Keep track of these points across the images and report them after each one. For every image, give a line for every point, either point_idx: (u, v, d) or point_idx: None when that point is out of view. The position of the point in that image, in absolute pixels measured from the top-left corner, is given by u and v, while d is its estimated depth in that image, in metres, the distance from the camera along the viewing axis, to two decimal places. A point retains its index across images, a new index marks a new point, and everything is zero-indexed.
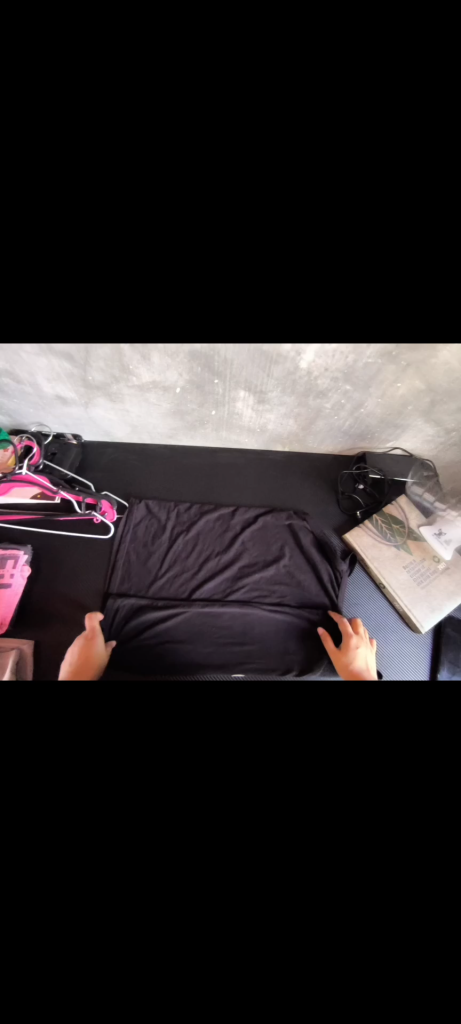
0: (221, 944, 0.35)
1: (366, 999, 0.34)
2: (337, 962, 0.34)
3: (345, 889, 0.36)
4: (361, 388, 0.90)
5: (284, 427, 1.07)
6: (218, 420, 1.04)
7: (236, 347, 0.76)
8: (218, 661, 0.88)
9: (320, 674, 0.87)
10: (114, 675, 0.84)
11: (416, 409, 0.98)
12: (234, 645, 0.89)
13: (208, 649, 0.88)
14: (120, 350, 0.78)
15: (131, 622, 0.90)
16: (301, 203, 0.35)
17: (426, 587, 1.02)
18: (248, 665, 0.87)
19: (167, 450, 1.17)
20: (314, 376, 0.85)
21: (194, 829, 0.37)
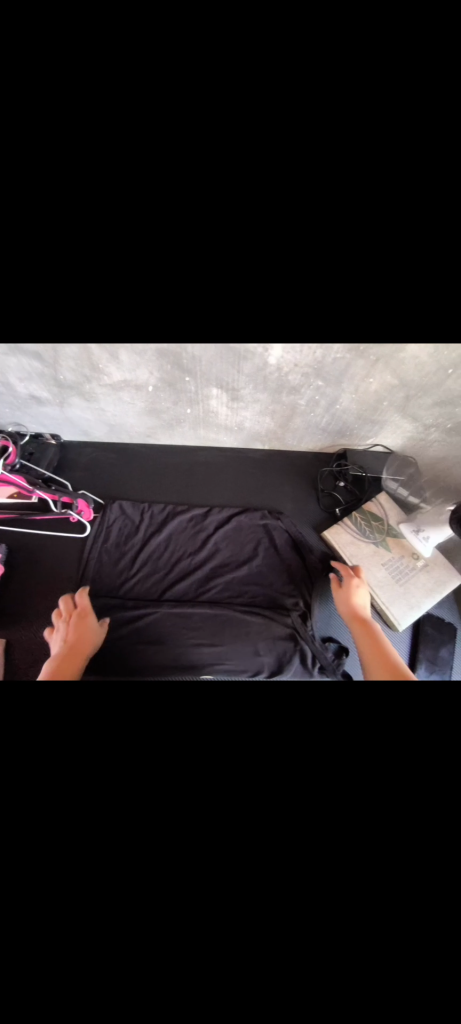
0: None
1: None
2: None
3: None
4: (334, 383, 0.89)
5: (262, 425, 1.07)
6: (194, 418, 1.04)
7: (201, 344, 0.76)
8: (186, 660, 0.87)
9: (290, 674, 0.87)
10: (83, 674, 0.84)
11: (392, 405, 0.97)
12: (204, 645, 0.89)
13: (178, 649, 0.88)
14: (88, 349, 0.78)
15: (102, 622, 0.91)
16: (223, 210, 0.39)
17: (404, 585, 1.01)
18: (217, 665, 0.87)
19: (145, 449, 1.17)
20: (285, 373, 0.85)
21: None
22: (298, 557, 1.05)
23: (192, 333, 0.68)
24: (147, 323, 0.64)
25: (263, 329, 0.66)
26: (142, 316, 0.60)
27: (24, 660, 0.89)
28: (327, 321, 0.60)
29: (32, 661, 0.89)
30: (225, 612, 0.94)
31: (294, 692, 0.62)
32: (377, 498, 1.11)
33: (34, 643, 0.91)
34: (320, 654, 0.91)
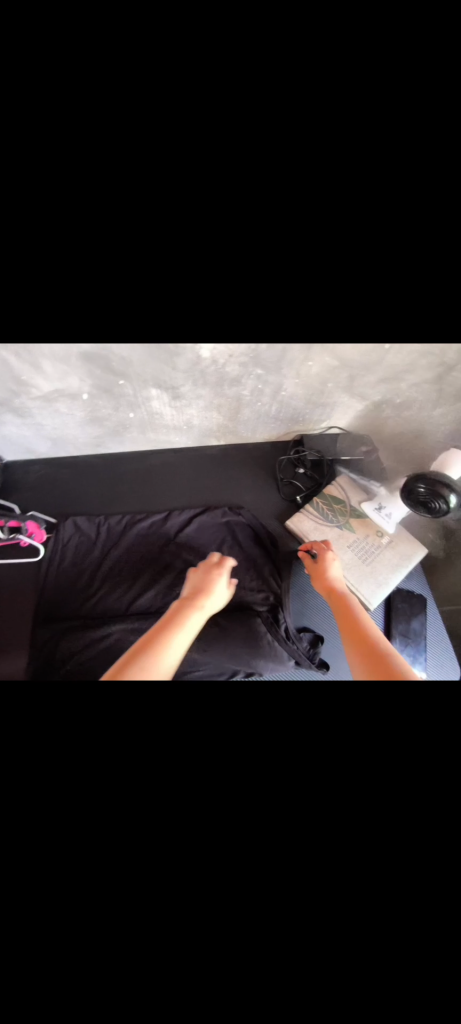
0: None
1: None
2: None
3: None
4: (274, 370, 0.87)
5: (210, 421, 1.05)
6: (140, 422, 1.00)
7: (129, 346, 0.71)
8: None
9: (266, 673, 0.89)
10: (51, 674, 0.84)
11: (337, 386, 0.96)
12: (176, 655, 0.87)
13: None
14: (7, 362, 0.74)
15: (63, 646, 0.86)
16: (87, 220, 0.41)
17: (371, 562, 1.01)
18: (193, 671, 0.88)
19: (96, 460, 1.12)
20: (222, 366, 0.83)
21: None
22: (264, 556, 1.02)
23: (107, 330, 0.64)
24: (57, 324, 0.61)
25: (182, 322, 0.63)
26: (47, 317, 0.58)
27: None
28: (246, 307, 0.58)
29: None
30: None
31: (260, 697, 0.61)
32: (337, 480, 1.12)
33: None
34: (295, 650, 0.91)
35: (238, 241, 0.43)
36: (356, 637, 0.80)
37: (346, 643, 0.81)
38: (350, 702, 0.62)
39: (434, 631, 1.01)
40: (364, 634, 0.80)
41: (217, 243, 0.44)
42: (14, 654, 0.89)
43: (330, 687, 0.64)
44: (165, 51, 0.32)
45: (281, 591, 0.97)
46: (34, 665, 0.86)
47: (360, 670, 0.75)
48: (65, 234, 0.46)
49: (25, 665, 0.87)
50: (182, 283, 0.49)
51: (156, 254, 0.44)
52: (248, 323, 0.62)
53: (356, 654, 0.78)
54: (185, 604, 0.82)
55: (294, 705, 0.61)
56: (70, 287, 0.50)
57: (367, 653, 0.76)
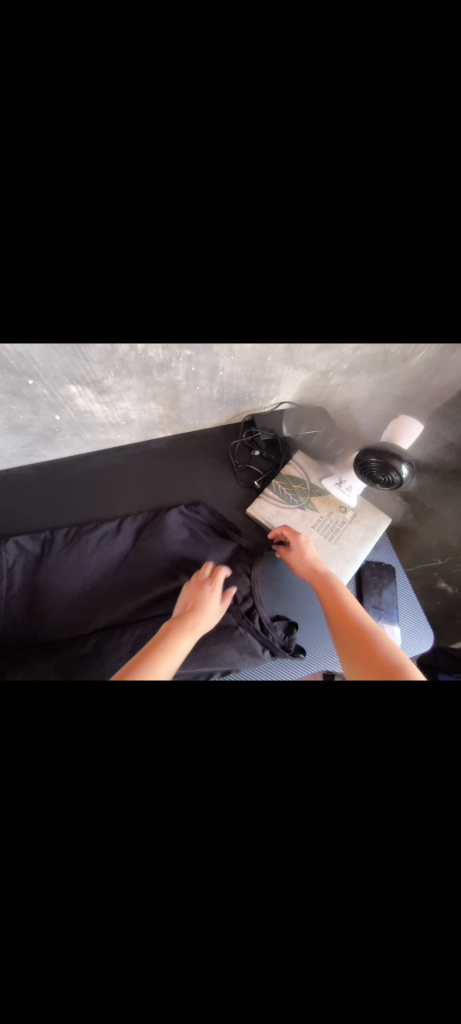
0: (95, 988, 0.39)
1: (222, 991, 0.40)
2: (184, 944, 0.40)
3: (188, 904, 0.41)
4: (204, 350, 0.79)
5: (150, 414, 0.96)
6: (70, 423, 0.90)
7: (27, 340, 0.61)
8: None
9: (241, 667, 0.87)
10: (11, 676, 0.78)
11: (278, 359, 0.89)
12: None
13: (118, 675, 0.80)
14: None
15: (19, 671, 0.79)
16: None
17: (338, 540, 0.98)
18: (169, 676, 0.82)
19: (32, 470, 1.02)
20: (146, 353, 0.74)
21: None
22: (228, 548, 0.97)
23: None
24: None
25: (73, 331, 0.55)
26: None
27: None
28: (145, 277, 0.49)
29: None
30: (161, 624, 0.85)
31: (225, 701, 0.57)
32: (294, 459, 1.06)
33: None
34: (269, 639, 0.88)
35: (103, 194, 0.35)
36: (343, 623, 0.77)
37: (334, 631, 0.78)
38: (322, 695, 0.59)
39: (404, 602, 1.02)
40: (351, 618, 0.78)
41: (79, 201, 0.35)
42: None
43: (299, 688, 0.61)
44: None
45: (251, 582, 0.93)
46: None
47: (354, 670, 0.71)
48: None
49: None
50: (40, 260, 0.40)
51: (9, 234, 0.37)
52: (153, 322, 0.53)
53: (349, 653, 0.73)
54: (178, 625, 0.76)
55: (261, 703, 0.57)
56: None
57: (355, 638, 0.74)
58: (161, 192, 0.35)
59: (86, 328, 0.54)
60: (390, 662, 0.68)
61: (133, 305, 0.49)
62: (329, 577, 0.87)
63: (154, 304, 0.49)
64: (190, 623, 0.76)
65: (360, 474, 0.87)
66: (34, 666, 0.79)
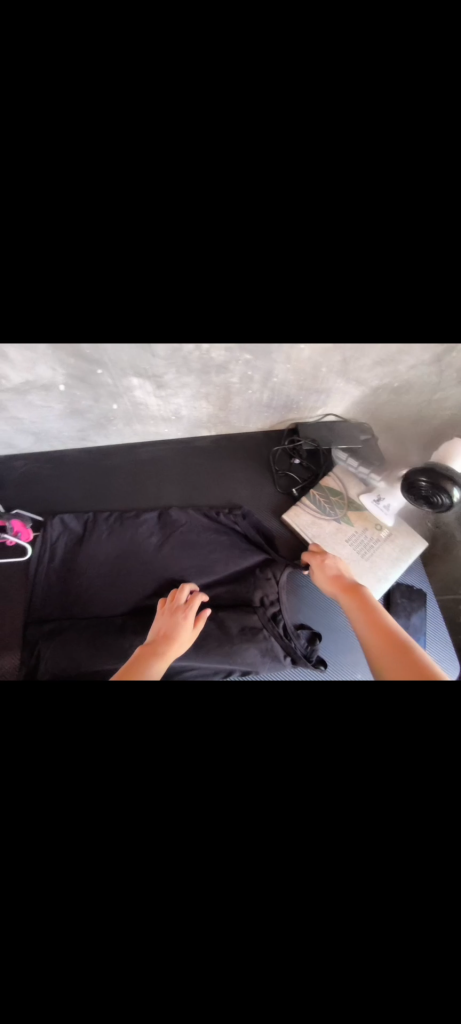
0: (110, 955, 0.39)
1: None
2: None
3: None
4: (262, 356, 0.81)
5: (199, 411, 0.99)
6: (124, 413, 0.95)
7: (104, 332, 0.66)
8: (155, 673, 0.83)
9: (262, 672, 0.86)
10: (46, 649, 0.83)
11: (332, 371, 0.90)
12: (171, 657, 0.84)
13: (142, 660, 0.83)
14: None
15: (53, 643, 0.83)
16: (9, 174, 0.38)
17: (371, 557, 0.97)
18: (190, 669, 0.84)
19: (82, 455, 1.08)
20: (207, 353, 0.77)
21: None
22: (259, 552, 0.99)
23: (73, 322, 0.59)
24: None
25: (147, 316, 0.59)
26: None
27: None
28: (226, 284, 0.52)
29: None
30: None
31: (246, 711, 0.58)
32: (334, 472, 1.06)
33: None
34: (291, 647, 0.88)
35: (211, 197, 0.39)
36: (375, 631, 0.77)
37: (365, 640, 0.78)
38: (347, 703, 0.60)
39: (434, 632, 0.98)
40: (382, 626, 0.78)
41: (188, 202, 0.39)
42: (7, 653, 0.87)
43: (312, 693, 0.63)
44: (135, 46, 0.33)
45: (279, 588, 0.94)
46: (28, 662, 0.84)
47: (386, 670, 0.71)
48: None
49: (19, 664, 0.86)
50: (143, 247, 0.44)
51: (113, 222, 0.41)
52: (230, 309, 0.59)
53: (377, 653, 0.74)
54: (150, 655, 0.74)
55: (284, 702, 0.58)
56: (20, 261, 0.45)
57: (388, 647, 0.74)
58: (291, 187, 0.40)
59: (160, 317, 0.58)
60: (418, 662, 0.70)
61: (213, 298, 0.53)
62: (360, 585, 0.88)
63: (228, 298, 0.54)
64: (161, 653, 0.74)
65: (407, 496, 0.85)
66: (66, 642, 0.83)
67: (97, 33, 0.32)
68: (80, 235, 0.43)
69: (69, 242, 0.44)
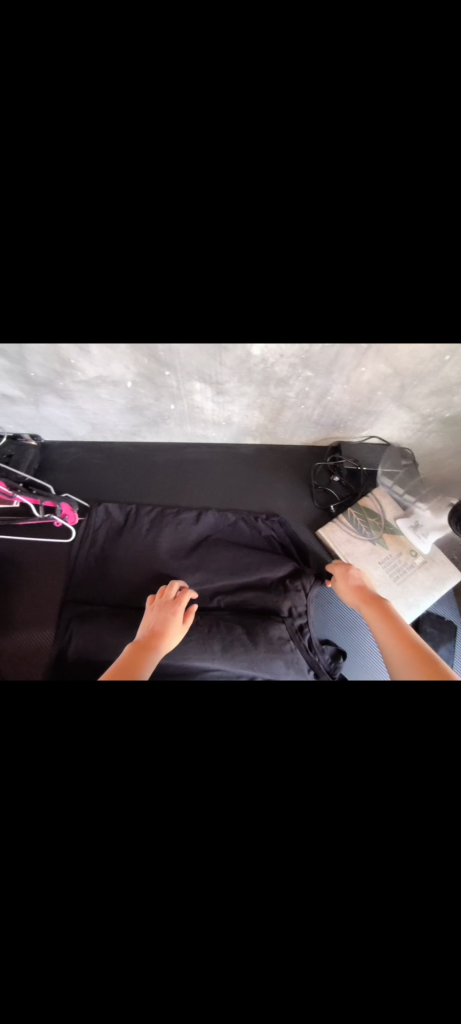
0: None
1: None
2: (226, 945, 0.34)
3: None
4: (323, 373, 0.83)
5: (251, 419, 1.02)
6: (180, 414, 0.99)
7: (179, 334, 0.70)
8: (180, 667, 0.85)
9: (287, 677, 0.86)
10: (81, 629, 0.86)
11: (387, 395, 0.91)
12: (197, 655, 0.85)
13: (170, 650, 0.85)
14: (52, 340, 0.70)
15: (87, 624, 0.87)
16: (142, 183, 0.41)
17: (403, 582, 0.97)
18: (214, 667, 0.85)
19: (131, 448, 1.13)
20: (270, 365, 0.80)
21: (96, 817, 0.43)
22: (292, 563, 1.00)
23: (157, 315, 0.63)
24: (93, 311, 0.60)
25: (230, 307, 0.62)
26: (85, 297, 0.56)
27: (16, 664, 0.86)
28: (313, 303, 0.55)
29: (26, 666, 0.86)
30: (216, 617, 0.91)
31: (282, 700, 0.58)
32: (374, 493, 1.06)
33: (23, 649, 0.88)
34: (315, 660, 0.89)
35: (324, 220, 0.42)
36: (393, 633, 0.80)
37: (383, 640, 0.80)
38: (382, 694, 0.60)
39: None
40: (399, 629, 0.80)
41: None
42: (41, 627, 0.91)
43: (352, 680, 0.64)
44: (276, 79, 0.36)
45: (308, 601, 0.95)
46: (60, 639, 0.87)
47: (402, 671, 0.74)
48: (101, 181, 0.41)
49: (52, 639, 0.89)
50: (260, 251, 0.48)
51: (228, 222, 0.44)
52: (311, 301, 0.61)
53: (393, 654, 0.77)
54: (139, 652, 0.75)
55: (316, 701, 0.60)
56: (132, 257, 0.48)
57: (406, 648, 0.77)
58: None
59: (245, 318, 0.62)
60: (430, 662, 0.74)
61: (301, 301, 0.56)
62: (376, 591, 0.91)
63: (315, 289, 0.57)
64: (151, 649, 0.75)
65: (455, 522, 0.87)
66: (99, 624, 0.86)
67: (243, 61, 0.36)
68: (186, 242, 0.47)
69: (178, 255, 0.48)
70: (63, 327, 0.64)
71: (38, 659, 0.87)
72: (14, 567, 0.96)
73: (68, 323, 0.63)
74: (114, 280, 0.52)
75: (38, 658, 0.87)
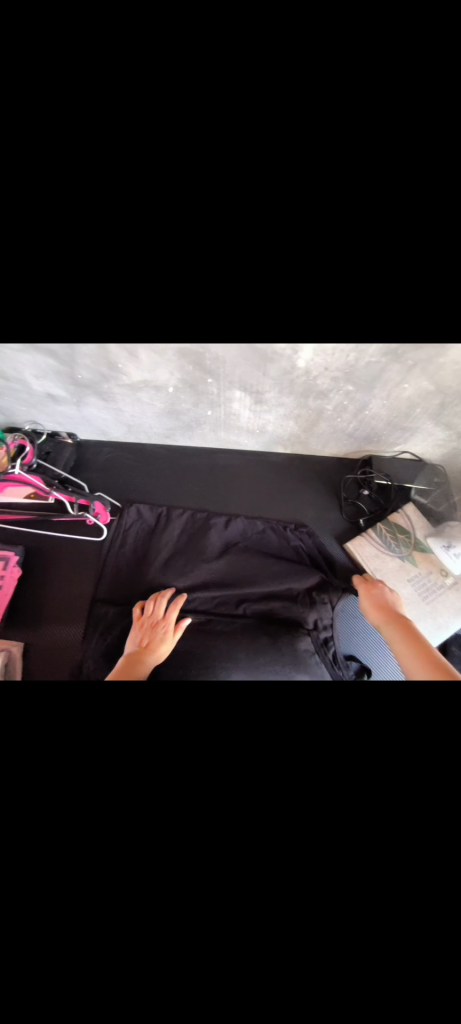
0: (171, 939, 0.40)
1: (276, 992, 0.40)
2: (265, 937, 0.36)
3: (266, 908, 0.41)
4: (365, 388, 0.83)
5: (285, 430, 1.03)
6: (215, 421, 1.00)
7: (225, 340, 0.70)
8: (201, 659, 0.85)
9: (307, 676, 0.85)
10: (110, 629, 0.88)
11: (425, 412, 0.91)
12: (222, 658, 0.85)
13: (196, 651, 0.87)
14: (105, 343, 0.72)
15: (117, 625, 0.89)
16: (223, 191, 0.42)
17: (432, 601, 0.95)
18: (235, 666, 0.84)
19: (163, 451, 1.15)
20: (313, 377, 0.81)
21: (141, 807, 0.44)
22: (319, 574, 1.00)
23: (211, 322, 0.64)
24: (152, 313, 0.61)
25: (285, 315, 0.62)
26: (147, 300, 0.58)
27: (45, 662, 0.88)
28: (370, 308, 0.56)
29: (55, 663, 0.88)
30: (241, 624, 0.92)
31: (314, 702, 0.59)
32: (404, 508, 1.06)
33: (53, 646, 0.89)
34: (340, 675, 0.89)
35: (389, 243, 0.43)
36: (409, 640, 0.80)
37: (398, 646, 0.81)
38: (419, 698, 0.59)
39: None
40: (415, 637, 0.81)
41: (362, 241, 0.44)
42: (69, 623, 0.92)
43: (382, 686, 0.63)
44: (349, 77, 0.36)
45: (334, 614, 0.95)
46: (88, 639, 0.89)
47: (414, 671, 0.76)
48: (183, 189, 0.42)
49: (81, 637, 0.91)
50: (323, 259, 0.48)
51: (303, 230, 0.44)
52: (366, 314, 0.61)
53: (409, 655, 0.78)
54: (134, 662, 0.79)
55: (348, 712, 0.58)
56: (201, 258, 0.50)
57: (421, 654, 0.77)
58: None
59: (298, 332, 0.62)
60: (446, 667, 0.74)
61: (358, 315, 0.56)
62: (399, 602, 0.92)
63: (375, 298, 0.57)
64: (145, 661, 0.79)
65: None
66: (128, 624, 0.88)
67: (332, 37, 0.36)
68: (251, 251, 0.48)
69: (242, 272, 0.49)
70: (112, 320, 0.64)
71: (67, 657, 0.88)
72: (46, 564, 0.98)
73: (116, 320, 0.64)
74: (172, 283, 0.53)
75: (67, 655, 0.88)
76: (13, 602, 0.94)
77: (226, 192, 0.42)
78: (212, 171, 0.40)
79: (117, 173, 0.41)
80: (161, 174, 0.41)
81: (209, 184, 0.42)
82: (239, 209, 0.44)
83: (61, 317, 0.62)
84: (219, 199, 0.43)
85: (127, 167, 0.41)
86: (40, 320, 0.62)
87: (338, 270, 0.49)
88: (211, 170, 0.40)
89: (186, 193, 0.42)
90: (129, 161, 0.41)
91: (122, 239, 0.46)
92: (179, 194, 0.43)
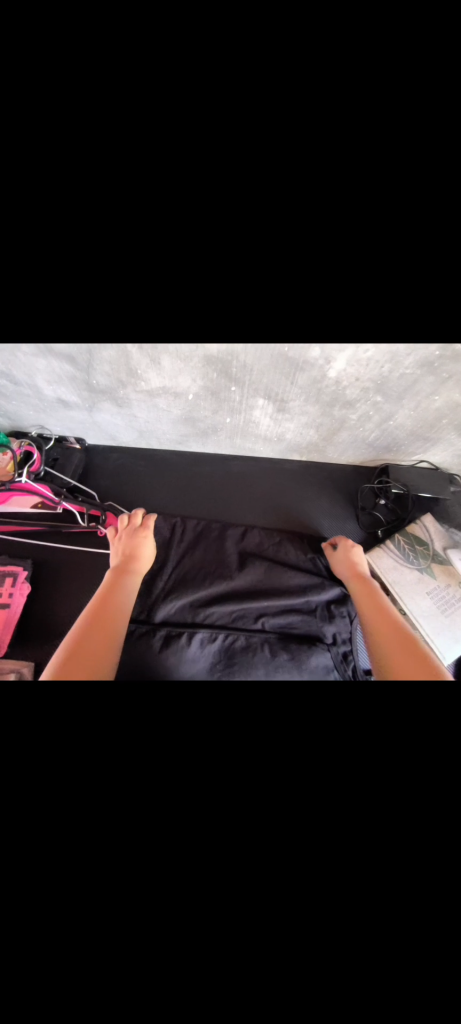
0: None
1: None
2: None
3: None
4: (394, 399, 0.80)
5: (304, 437, 1.00)
6: (233, 427, 0.96)
7: (256, 347, 0.65)
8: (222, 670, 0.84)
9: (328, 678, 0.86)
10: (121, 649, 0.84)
11: (452, 423, 0.88)
12: (242, 669, 0.84)
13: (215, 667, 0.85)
14: (126, 348, 0.67)
15: (131, 641, 0.85)
16: (282, 206, 0.33)
17: (451, 616, 0.95)
18: (255, 669, 0.84)
19: (176, 457, 1.11)
20: (343, 387, 0.77)
21: (160, 921, 0.34)
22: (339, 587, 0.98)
23: (246, 332, 0.59)
24: (184, 322, 0.56)
25: (328, 327, 0.57)
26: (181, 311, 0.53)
27: None
28: (418, 321, 0.53)
29: None
30: (260, 637, 0.89)
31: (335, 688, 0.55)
32: (423, 519, 1.04)
33: None
34: None
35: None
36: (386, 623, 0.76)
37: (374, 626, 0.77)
38: None
39: None
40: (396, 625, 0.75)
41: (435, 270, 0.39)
42: None
43: None
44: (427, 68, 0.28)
45: (353, 627, 0.94)
46: None
47: (389, 672, 0.66)
48: (245, 209, 0.33)
49: None
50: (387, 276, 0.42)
51: (394, 250, 0.36)
52: (417, 330, 0.56)
53: (386, 654, 0.69)
54: (117, 574, 0.81)
55: None
56: (248, 294, 0.43)
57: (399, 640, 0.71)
58: None
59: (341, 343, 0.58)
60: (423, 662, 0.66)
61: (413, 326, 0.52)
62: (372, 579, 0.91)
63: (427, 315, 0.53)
64: (129, 570, 0.83)
65: None
66: (143, 641, 0.85)
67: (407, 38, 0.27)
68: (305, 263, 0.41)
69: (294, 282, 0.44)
70: (140, 328, 0.59)
71: None
72: (55, 576, 0.94)
73: (144, 328, 0.58)
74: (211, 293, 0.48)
75: None
76: (23, 616, 0.89)
77: (283, 198, 0.33)
78: (263, 175, 0.32)
79: (156, 186, 0.32)
80: (214, 182, 0.32)
81: (259, 190, 0.32)
82: (316, 229, 0.34)
83: (86, 329, 0.57)
84: (270, 205, 0.33)
85: (168, 176, 0.32)
86: (60, 327, 0.57)
87: (392, 304, 0.46)
88: (262, 174, 0.32)
89: (225, 198, 0.33)
90: (170, 169, 0.32)
91: (158, 261, 0.38)
92: (254, 207, 0.33)
